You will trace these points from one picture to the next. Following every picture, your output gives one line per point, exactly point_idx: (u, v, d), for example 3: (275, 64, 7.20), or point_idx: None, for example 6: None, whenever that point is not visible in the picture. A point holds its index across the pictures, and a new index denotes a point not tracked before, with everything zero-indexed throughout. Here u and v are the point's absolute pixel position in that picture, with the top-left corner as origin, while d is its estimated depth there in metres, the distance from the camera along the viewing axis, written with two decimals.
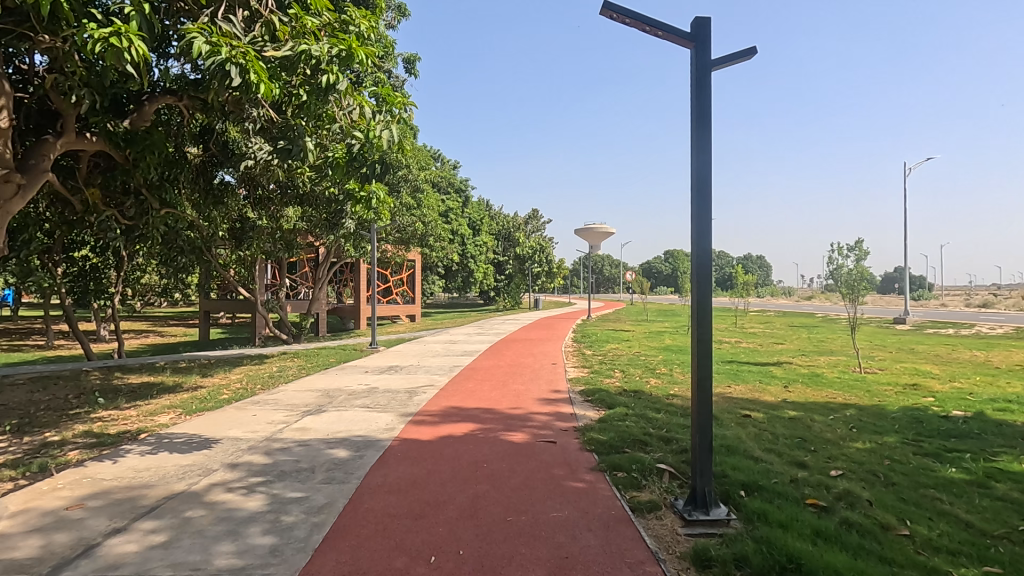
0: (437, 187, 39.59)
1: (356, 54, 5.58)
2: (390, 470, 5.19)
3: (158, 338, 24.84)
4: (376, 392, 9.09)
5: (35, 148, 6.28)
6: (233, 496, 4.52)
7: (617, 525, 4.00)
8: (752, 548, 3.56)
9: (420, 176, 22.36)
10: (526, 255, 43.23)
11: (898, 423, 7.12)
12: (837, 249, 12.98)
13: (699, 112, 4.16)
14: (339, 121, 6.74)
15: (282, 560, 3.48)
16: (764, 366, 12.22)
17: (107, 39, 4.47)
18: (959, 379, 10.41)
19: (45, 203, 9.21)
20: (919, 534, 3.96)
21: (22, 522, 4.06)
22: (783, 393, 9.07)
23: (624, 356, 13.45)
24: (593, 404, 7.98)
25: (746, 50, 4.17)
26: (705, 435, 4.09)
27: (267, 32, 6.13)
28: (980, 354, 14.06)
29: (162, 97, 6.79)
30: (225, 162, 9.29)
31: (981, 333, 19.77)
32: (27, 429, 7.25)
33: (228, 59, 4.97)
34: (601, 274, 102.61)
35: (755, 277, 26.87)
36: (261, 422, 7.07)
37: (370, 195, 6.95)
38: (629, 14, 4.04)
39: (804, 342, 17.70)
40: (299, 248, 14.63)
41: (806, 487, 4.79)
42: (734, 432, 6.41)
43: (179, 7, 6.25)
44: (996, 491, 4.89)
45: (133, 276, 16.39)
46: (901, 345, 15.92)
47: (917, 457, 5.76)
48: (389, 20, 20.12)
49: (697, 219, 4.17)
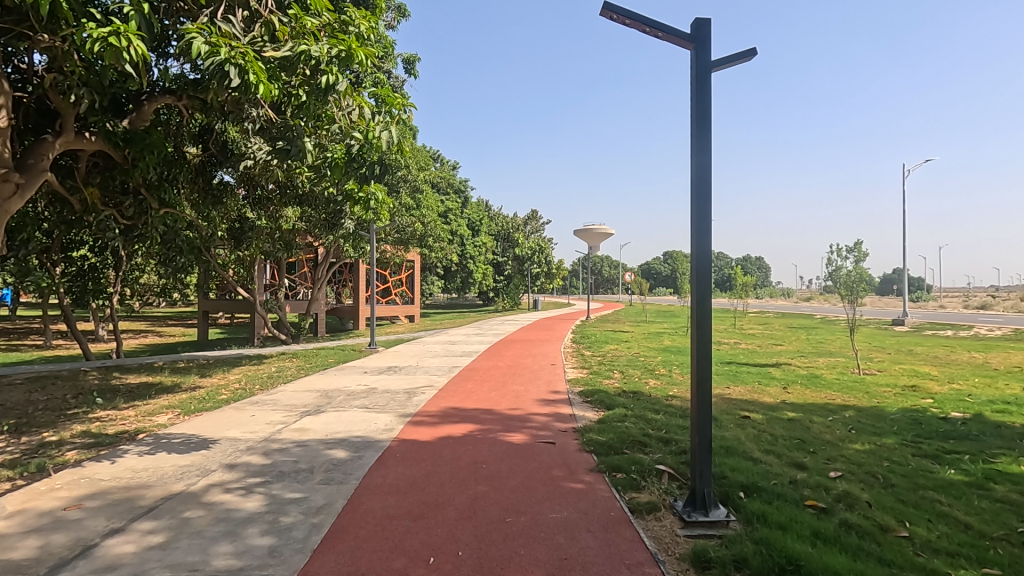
0: (436, 187, 39.59)
1: (356, 54, 5.58)
2: (389, 471, 5.19)
3: (156, 338, 24.80)
4: (375, 392, 9.09)
5: (34, 148, 6.26)
6: (232, 496, 4.52)
7: (616, 526, 4.00)
8: (751, 549, 3.56)
9: (420, 177, 22.36)
10: (525, 256, 44.67)
11: (897, 425, 7.12)
12: (836, 250, 12.97)
13: (699, 112, 4.16)
14: (338, 121, 6.73)
15: (282, 560, 3.48)
16: (764, 367, 12.20)
17: (106, 39, 4.46)
18: (958, 381, 10.41)
19: (44, 203, 9.19)
20: (918, 535, 3.96)
21: (19, 522, 4.05)
22: (782, 395, 9.07)
23: (623, 357, 13.45)
24: (593, 405, 7.98)
25: (747, 51, 4.17)
26: (705, 436, 4.08)
27: (267, 32, 6.13)
28: (979, 355, 14.09)
29: (162, 97, 6.79)
30: (225, 162, 9.26)
31: (980, 334, 19.90)
32: (25, 428, 7.24)
33: (227, 60, 4.96)
34: (600, 274, 102.59)
35: (754, 278, 26.87)
36: (260, 422, 7.07)
37: (369, 195, 6.96)
38: (629, 15, 4.04)
39: (803, 343, 17.66)
40: (299, 248, 14.62)
41: (805, 488, 4.79)
42: (734, 434, 6.40)
43: (179, 7, 6.25)
44: (995, 493, 4.89)
45: (132, 276, 16.37)
46: (900, 347, 15.90)
47: (917, 459, 5.75)
48: (389, 20, 20.12)
49: (697, 220, 4.17)
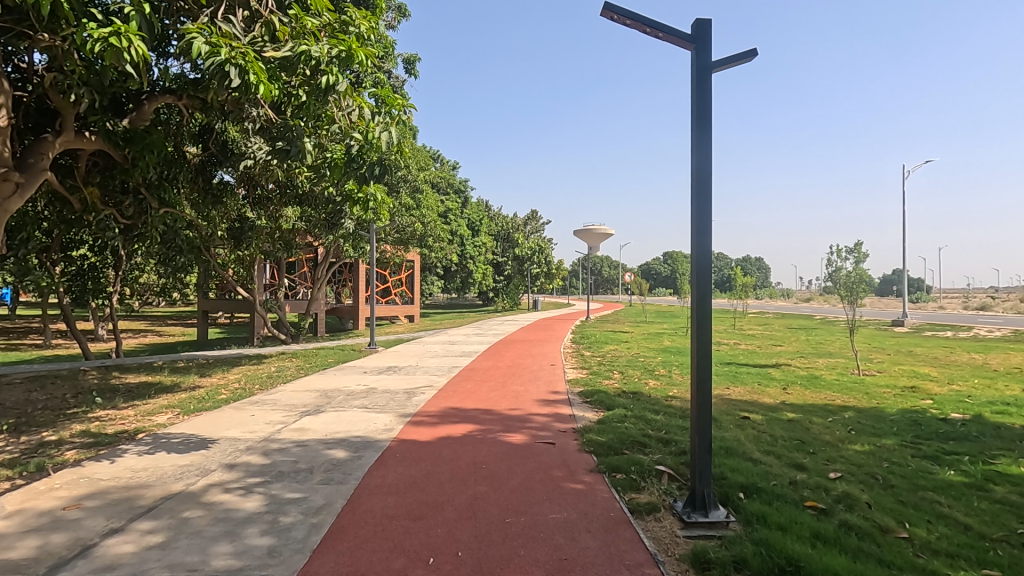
0: (436, 188, 39.58)
1: (356, 54, 5.59)
2: (388, 471, 5.19)
3: (156, 338, 24.71)
4: (375, 393, 9.08)
5: (34, 147, 6.25)
6: (231, 496, 4.52)
7: (616, 526, 4.00)
8: (751, 550, 3.55)
9: (419, 177, 22.36)
10: (525, 256, 44.83)
11: (896, 426, 7.13)
12: (836, 251, 12.95)
13: (699, 111, 4.16)
14: (338, 121, 6.73)
15: (281, 560, 3.48)
16: (763, 368, 12.20)
17: (106, 39, 4.45)
18: (957, 382, 10.41)
19: (44, 202, 9.19)
20: (918, 536, 3.96)
21: (18, 522, 4.04)
22: (781, 395, 9.07)
23: (622, 357, 13.45)
24: (592, 405, 7.98)
25: (747, 52, 4.16)
26: (704, 436, 4.08)
27: (267, 32, 6.12)
28: (978, 357, 14.04)
29: (162, 96, 6.79)
30: (225, 161, 9.26)
31: (979, 335, 19.85)
32: (24, 428, 7.22)
33: (227, 60, 4.96)
34: (600, 275, 102.54)
35: (753, 279, 26.87)
36: (260, 422, 7.06)
37: (368, 196, 7.10)
38: (630, 15, 4.04)
39: (803, 344, 17.66)
40: (299, 248, 14.62)
41: (805, 489, 4.79)
42: (733, 434, 6.41)
43: (179, 7, 6.25)
44: (995, 494, 4.89)
45: (131, 275, 16.34)
46: (899, 348, 15.92)
47: (916, 460, 5.75)
48: (389, 20, 20.11)
49: (696, 218, 4.17)
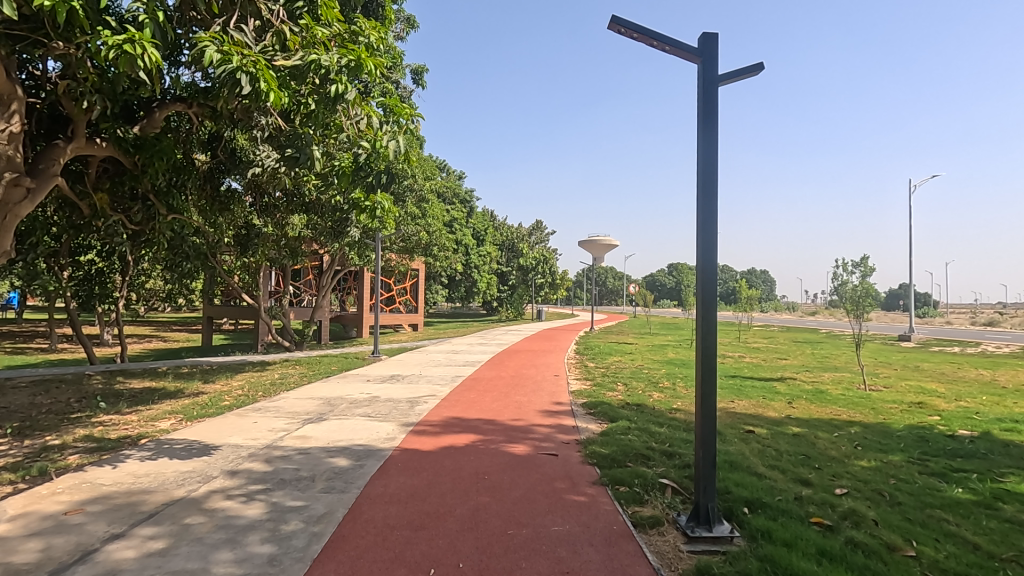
0: (442, 198, 39.79)
1: (365, 64, 5.64)
2: (391, 480, 5.17)
3: (161, 343, 24.94)
4: (377, 401, 9.05)
5: (46, 153, 6.29)
6: (233, 504, 4.49)
7: (618, 540, 3.96)
8: (755, 566, 3.52)
9: (424, 187, 22.41)
10: (530, 266, 45.03)
11: (904, 442, 7.03)
12: (842, 265, 12.82)
13: (706, 113, 4.17)
14: (346, 130, 6.80)
15: (281, 569, 3.45)
16: (768, 382, 12.12)
17: (121, 46, 4.53)
18: (967, 398, 10.27)
19: (53, 208, 9.31)
20: (926, 555, 3.90)
21: (20, 526, 4.04)
22: (786, 410, 9.02)
23: (625, 369, 13.39)
24: (596, 417, 7.93)
25: (753, 66, 4.19)
26: (709, 450, 4.05)
27: (278, 41, 6.26)
28: (988, 373, 13.83)
29: (172, 104, 6.90)
30: (233, 169, 9.25)
31: (987, 351, 19.62)
32: (27, 432, 7.22)
33: (239, 68, 5.00)
34: (604, 286, 102.68)
35: (758, 292, 26.72)
36: (262, 430, 7.04)
37: (375, 204, 6.71)
38: (636, 29, 4.07)
39: (809, 358, 17.57)
40: (304, 256, 14.86)
41: (810, 505, 4.73)
42: (738, 448, 6.38)
43: (191, 17, 6.36)
44: (1003, 513, 4.82)
45: (138, 281, 16.51)
46: (907, 364, 15.66)
47: (924, 477, 5.69)
48: (399, 32, 20.28)
49: (702, 216, 4.16)
